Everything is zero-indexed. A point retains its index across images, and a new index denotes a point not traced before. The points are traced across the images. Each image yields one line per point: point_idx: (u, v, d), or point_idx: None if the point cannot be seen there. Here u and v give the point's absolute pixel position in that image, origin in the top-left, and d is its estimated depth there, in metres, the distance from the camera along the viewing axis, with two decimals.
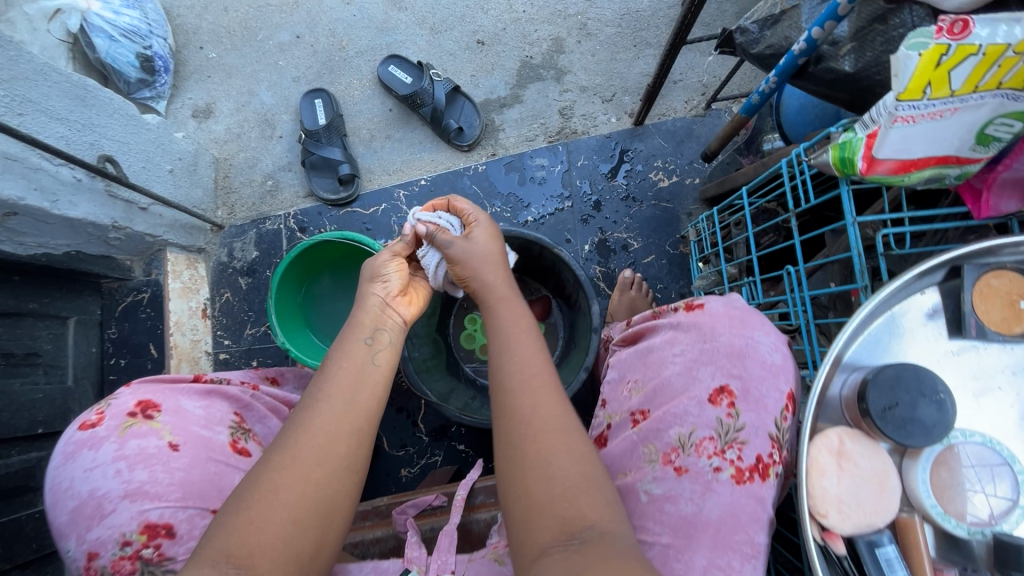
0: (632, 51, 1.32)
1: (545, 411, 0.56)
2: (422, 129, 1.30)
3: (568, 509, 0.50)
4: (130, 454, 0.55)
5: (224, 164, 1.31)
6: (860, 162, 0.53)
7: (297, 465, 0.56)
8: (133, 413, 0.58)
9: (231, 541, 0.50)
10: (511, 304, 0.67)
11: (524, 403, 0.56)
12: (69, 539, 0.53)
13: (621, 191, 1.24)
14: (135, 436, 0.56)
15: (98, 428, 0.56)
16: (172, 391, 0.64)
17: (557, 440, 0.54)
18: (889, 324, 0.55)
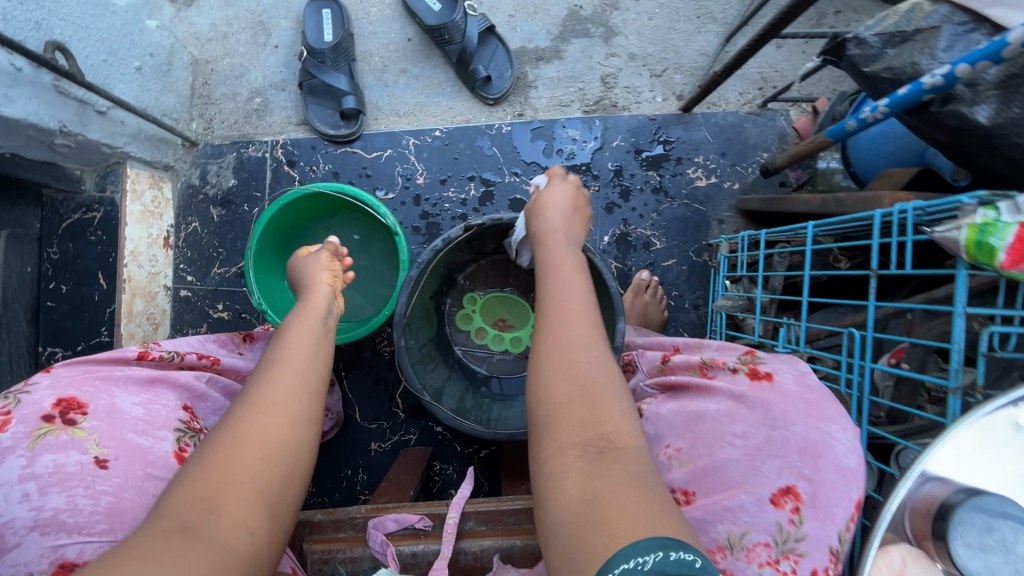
0: (693, 23, 1.17)
1: (582, 336, 0.55)
2: (443, 69, 1.13)
3: (584, 414, 0.49)
4: (42, 473, 0.47)
5: (205, 67, 1.11)
6: (1004, 253, 0.45)
7: (261, 410, 0.52)
8: (50, 418, 0.50)
9: (198, 485, 0.45)
10: (559, 251, 0.66)
11: (555, 324, 0.56)
12: None
13: (653, 182, 1.12)
14: (48, 450, 0.48)
15: (2, 437, 0.48)
16: (103, 382, 0.55)
17: (583, 355, 0.53)
18: (976, 436, 0.47)
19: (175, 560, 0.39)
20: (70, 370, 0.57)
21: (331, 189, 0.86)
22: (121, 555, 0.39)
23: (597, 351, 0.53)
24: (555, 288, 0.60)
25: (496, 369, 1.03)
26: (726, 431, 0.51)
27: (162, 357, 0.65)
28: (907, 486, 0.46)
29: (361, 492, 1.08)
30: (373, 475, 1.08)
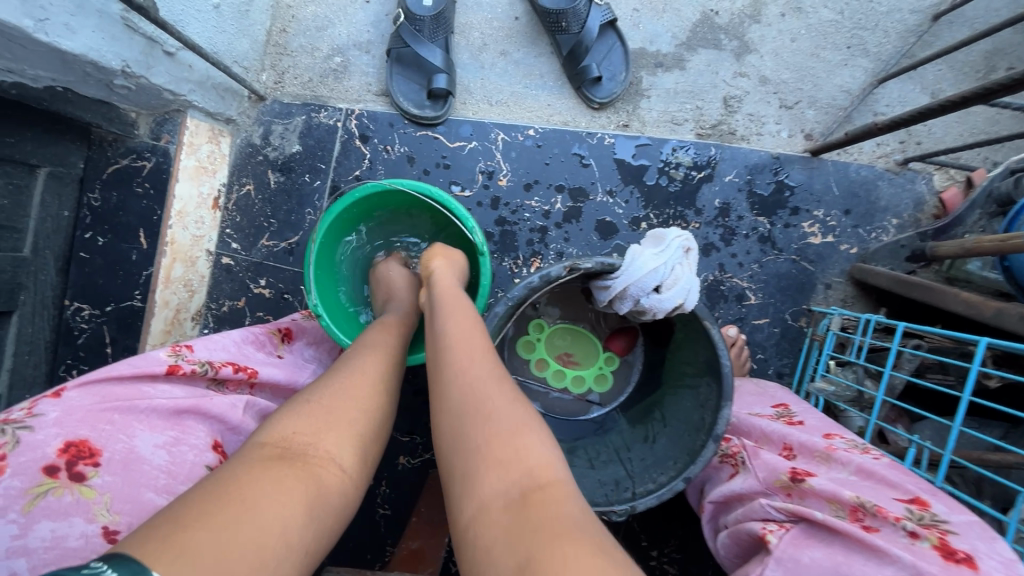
0: (841, 54, 1.01)
1: (484, 373, 0.52)
2: (548, 59, 0.99)
3: (505, 455, 0.46)
4: (35, 548, 0.41)
5: (286, 12, 0.98)
6: None
7: (361, 364, 0.55)
8: (54, 470, 0.43)
9: (296, 421, 0.47)
10: (446, 305, 0.62)
11: (453, 364, 0.53)
12: None
13: (761, 229, 0.98)
14: (47, 517, 0.42)
15: None
16: (121, 417, 0.48)
17: (494, 395, 0.50)
18: None
19: (274, 490, 0.40)
20: (85, 397, 0.48)
21: (414, 188, 0.75)
22: (215, 487, 0.39)
23: (507, 388, 0.52)
24: (443, 333, 0.57)
25: (551, 407, 0.93)
26: None
27: (195, 372, 0.56)
28: None
29: (380, 505, 0.99)
30: (398, 492, 1.00)
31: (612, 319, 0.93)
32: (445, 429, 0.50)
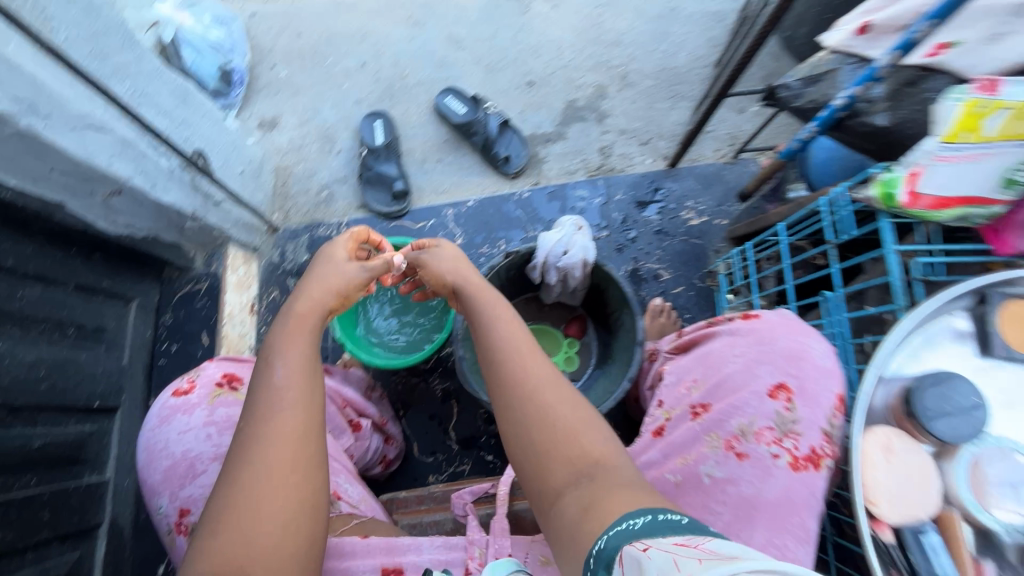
0: (668, 102, 1.45)
1: (543, 388, 0.65)
2: (471, 155, 1.40)
3: (571, 443, 0.60)
4: (218, 421, 0.65)
5: (284, 172, 1.39)
6: (904, 196, 0.61)
7: (270, 457, 0.57)
8: (220, 385, 0.69)
9: (216, 558, 0.51)
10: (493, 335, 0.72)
11: (519, 367, 0.67)
12: (163, 494, 0.63)
13: (654, 225, 1.32)
14: (221, 406, 0.67)
15: (191, 396, 0.67)
16: (248, 368, 0.75)
17: (553, 400, 0.64)
18: (921, 338, 0.61)
19: None
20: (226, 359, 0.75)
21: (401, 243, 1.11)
22: None
23: (562, 390, 0.65)
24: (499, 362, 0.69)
25: None
26: (729, 355, 0.69)
27: None
28: (876, 388, 0.59)
29: None
30: None
31: (563, 313, 1.21)
32: (516, 424, 0.64)
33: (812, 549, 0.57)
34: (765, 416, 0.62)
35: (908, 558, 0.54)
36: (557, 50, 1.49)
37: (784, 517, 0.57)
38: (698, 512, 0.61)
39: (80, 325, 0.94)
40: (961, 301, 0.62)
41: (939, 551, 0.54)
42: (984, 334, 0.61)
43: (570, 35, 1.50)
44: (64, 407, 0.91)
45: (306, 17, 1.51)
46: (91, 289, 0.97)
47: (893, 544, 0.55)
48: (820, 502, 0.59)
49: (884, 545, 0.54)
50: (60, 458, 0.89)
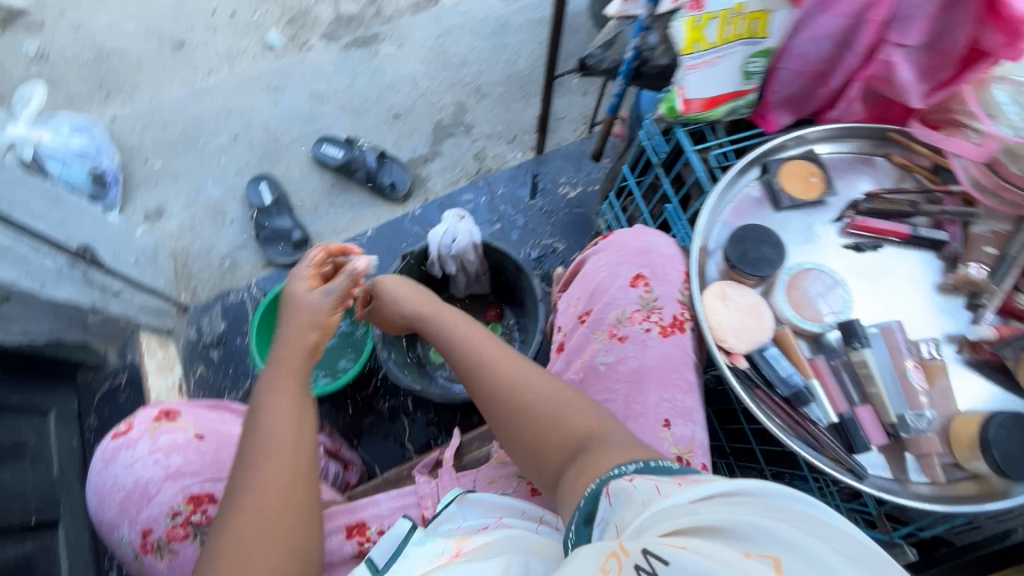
0: (522, 101, 1.61)
1: (524, 379, 0.68)
2: (359, 191, 1.49)
3: (560, 419, 0.64)
4: (163, 446, 0.71)
5: (182, 254, 1.41)
6: (681, 104, 0.76)
7: (254, 497, 0.54)
8: (158, 417, 0.74)
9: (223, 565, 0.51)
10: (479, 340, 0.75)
11: (498, 363, 0.71)
12: (124, 525, 0.69)
13: (538, 207, 1.46)
14: (164, 433, 0.73)
15: (131, 433, 0.73)
16: (186, 402, 0.80)
17: (535, 383, 0.67)
18: (728, 208, 0.75)
19: None
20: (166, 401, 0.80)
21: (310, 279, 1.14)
22: None
23: (537, 372, 0.69)
24: (490, 362, 0.71)
25: None
26: (597, 267, 0.79)
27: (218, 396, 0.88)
28: (704, 258, 0.72)
29: None
30: None
31: (478, 306, 1.27)
32: (510, 415, 0.67)
33: (695, 392, 0.71)
34: (633, 303, 0.74)
35: (764, 375, 0.66)
36: (412, 82, 1.63)
37: (667, 374, 0.70)
38: (601, 396, 0.72)
39: None
40: (749, 168, 0.77)
41: (782, 359, 0.66)
42: (774, 191, 0.76)
43: (420, 66, 1.66)
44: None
45: (167, 108, 1.57)
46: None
47: (749, 369, 0.66)
48: (692, 357, 0.72)
49: (742, 371, 0.66)
50: None
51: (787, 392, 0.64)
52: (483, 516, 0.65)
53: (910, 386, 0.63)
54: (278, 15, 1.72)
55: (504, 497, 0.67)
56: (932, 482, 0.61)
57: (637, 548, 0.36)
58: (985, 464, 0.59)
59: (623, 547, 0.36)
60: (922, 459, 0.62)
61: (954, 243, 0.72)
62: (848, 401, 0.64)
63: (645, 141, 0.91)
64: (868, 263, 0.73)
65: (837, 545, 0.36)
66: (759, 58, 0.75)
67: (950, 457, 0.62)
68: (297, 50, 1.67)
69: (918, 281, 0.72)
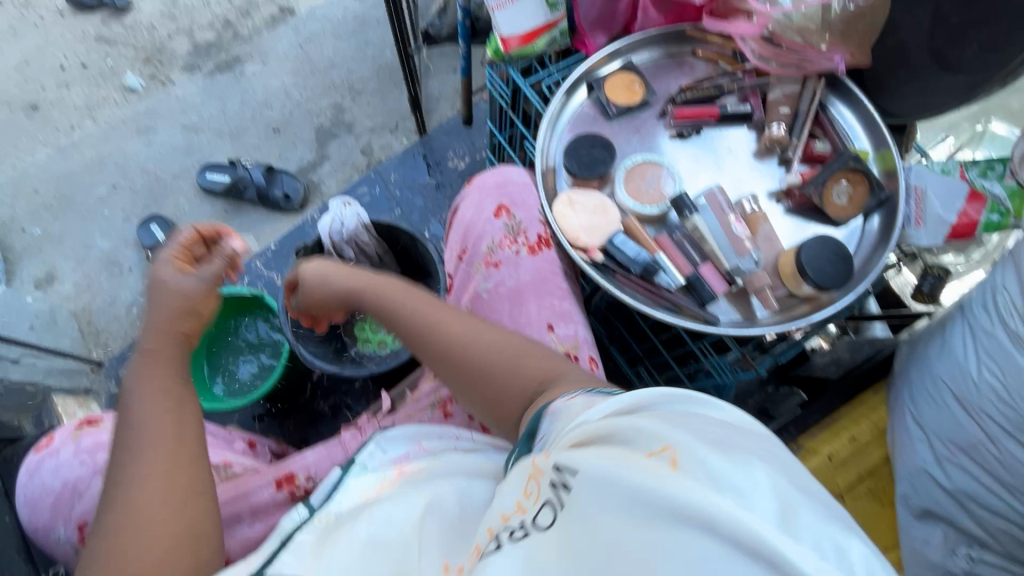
0: (396, 90, 1.65)
1: (472, 335, 0.68)
2: (255, 210, 1.49)
3: (515, 371, 0.64)
4: (87, 446, 0.72)
5: (85, 312, 1.38)
6: (500, 46, 0.83)
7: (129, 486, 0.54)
8: (82, 424, 0.75)
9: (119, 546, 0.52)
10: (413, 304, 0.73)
11: (441, 321, 0.70)
12: (59, 525, 0.71)
13: (432, 184, 1.51)
14: (87, 435, 0.74)
15: (55, 441, 0.74)
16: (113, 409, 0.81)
17: (482, 337, 0.67)
18: (564, 128, 0.82)
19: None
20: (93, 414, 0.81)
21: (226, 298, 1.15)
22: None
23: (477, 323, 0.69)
24: (423, 328, 0.70)
25: None
26: (464, 210, 0.84)
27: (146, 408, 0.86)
28: (551, 177, 0.80)
29: None
30: None
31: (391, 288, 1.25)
32: (460, 372, 0.67)
33: (571, 296, 0.78)
34: (500, 231, 0.79)
35: (620, 262, 0.74)
36: (284, 94, 1.64)
37: (542, 285, 0.77)
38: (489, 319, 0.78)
39: None
40: (575, 88, 0.83)
41: (629, 243, 0.74)
42: (601, 105, 0.83)
43: (289, 77, 1.67)
44: None
45: (35, 173, 1.52)
46: None
47: (605, 260, 0.74)
48: (562, 266, 0.79)
49: (599, 262, 0.74)
50: None
51: (638, 269, 0.73)
52: (404, 445, 0.67)
53: (735, 237, 0.73)
54: (132, 57, 1.68)
55: (420, 425, 0.70)
56: (772, 312, 0.72)
57: (550, 466, 0.40)
58: (807, 286, 0.71)
59: (538, 467, 0.42)
60: (760, 296, 0.72)
61: (757, 113, 0.82)
62: (691, 263, 0.74)
63: (491, 90, 0.97)
64: (693, 148, 0.82)
65: (710, 430, 0.36)
66: None
67: (784, 289, 0.73)
68: (160, 87, 1.64)
69: (738, 151, 0.81)
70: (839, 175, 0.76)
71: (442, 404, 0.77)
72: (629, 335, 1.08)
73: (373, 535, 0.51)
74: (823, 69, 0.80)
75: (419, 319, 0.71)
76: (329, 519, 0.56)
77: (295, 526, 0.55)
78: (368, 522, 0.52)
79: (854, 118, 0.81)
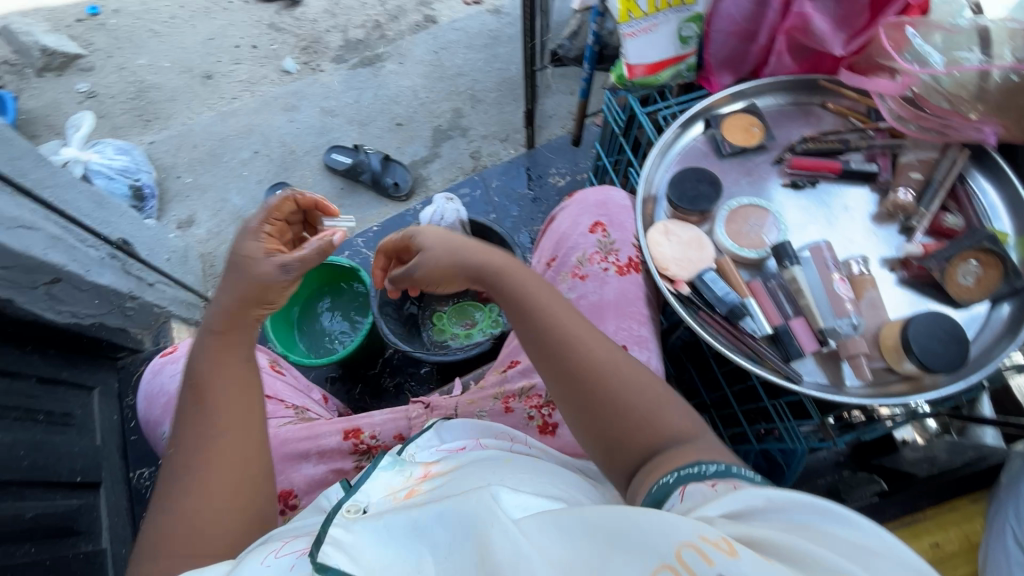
0: (514, 104, 1.73)
1: (615, 367, 0.60)
2: (366, 193, 1.62)
3: (652, 417, 0.57)
4: None
5: (210, 256, 1.56)
6: (625, 71, 0.86)
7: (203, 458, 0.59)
8: None
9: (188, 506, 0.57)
10: (552, 311, 0.64)
11: (583, 344, 0.61)
12: (164, 422, 0.82)
13: (530, 196, 1.56)
14: None
15: (177, 351, 0.86)
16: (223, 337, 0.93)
17: (625, 376, 0.60)
18: (673, 160, 0.83)
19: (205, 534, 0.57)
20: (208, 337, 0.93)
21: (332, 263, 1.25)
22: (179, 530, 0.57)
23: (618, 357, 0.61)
24: (559, 338, 0.62)
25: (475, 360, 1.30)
26: (561, 222, 0.87)
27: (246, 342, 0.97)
28: (651, 205, 0.80)
29: None
30: None
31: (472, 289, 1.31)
32: (585, 400, 0.59)
33: (649, 323, 0.77)
34: (591, 246, 0.81)
35: (705, 299, 0.73)
36: (413, 93, 1.78)
37: (623, 306, 0.77)
38: None
39: (49, 411, 1.06)
40: (692, 123, 0.84)
41: (720, 282, 0.73)
42: (717, 142, 0.83)
43: (420, 79, 1.80)
44: (50, 481, 1.00)
45: (198, 131, 1.76)
46: (53, 380, 1.09)
47: (692, 294, 0.73)
48: (645, 292, 0.79)
49: (686, 295, 0.73)
50: (51, 528, 0.97)
51: (724, 310, 0.71)
52: (464, 438, 0.71)
53: (835, 296, 0.70)
54: (293, 44, 1.91)
55: (485, 421, 0.72)
56: (864, 383, 0.67)
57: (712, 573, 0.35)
58: (910, 364, 0.66)
59: (686, 563, 0.36)
60: (853, 363, 0.68)
61: (883, 174, 0.78)
62: (782, 315, 0.71)
63: (608, 114, 1.01)
64: (808, 200, 0.79)
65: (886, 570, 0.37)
66: (690, 24, 0.84)
67: (882, 361, 0.69)
68: (310, 73, 1.85)
69: (855, 210, 0.77)
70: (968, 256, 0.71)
71: (505, 398, 0.79)
72: (700, 381, 1.05)
73: (428, 548, 0.47)
74: (969, 139, 0.75)
75: (545, 330, 0.63)
76: (357, 510, 0.55)
77: (328, 519, 0.53)
78: (415, 521, 0.48)
79: (999, 198, 0.74)
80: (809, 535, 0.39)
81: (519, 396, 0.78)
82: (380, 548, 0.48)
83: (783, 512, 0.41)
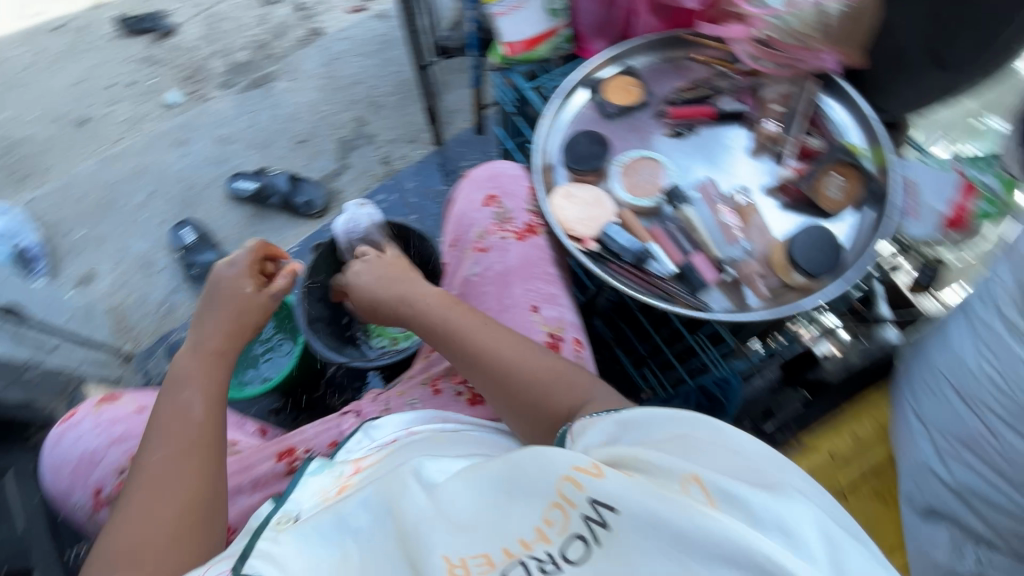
0: (415, 104, 1.73)
1: (512, 349, 0.67)
2: (278, 216, 1.57)
3: (553, 386, 0.64)
4: (105, 419, 0.79)
5: (119, 309, 1.46)
6: (505, 49, 0.91)
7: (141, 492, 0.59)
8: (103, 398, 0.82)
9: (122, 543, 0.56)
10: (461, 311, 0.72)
11: (486, 334, 0.69)
12: (76, 491, 0.76)
13: (446, 192, 1.57)
14: (104, 409, 0.80)
15: (78, 413, 0.80)
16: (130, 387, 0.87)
17: (524, 356, 0.67)
18: (561, 129, 0.85)
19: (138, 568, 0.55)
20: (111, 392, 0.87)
21: None
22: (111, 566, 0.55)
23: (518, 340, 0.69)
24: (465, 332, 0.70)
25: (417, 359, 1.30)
26: (459, 204, 0.87)
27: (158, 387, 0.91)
28: (549, 172, 0.82)
29: None
30: None
31: None
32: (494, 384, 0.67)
33: (560, 283, 0.81)
34: (489, 220, 0.83)
35: (610, 250, 0.76)
36: (311, 108, 1.74)
37: (529, 270, 0.80)
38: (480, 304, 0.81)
39: None
40: (574, 91, 0.87)
41: (620, 232, 0.77)
42: (598, 105, 0.87)
43: (315, 93, 1.76)
44: None
45: (82, 180, 1.64)
46: None
47: (598, 248, 0.77)
48: (552, 254, 0.82)
49: (592, 249, 0.76)
50: None
51: (630, 257, 0.75)
52: (395, 430, 0.66)
53: (724, 226, 0.77)
54: (173, 75, 1.81)
55: (421, 411, 0.69)
56: (764, 300, 0.73)
57: (584, 499, 0.42)
58: (798, 276, 0.73)
59: (566, 496, 0.43)
60: (751, 284, 0.74)
61: (751, 111, 0.84)
62: (682, 252, 0.76)
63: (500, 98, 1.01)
64: (685, 144, 0.84)
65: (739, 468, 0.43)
66: None
67: (776, 279, 0.74)
68: (198, 102, 1.76)
69: (730, 147, 0.84)
70: (831, 171, 0.79)
71: (433, 381, 0.80)
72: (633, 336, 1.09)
73: (352, 538, 0.49)
74: (813, 68, 0.82)
75: (456, 326, 0.71)
76: (288, 520, 0.55)
77: (256, 534, 0.52)
78: (340, 518, 0.50)
79: (846, 114, 0.82)
80: (670, 446, 0.46)
81: (446, 375, 0.80)
82: (315, 554, 0.49)
83: (650, 433, 0.49)
